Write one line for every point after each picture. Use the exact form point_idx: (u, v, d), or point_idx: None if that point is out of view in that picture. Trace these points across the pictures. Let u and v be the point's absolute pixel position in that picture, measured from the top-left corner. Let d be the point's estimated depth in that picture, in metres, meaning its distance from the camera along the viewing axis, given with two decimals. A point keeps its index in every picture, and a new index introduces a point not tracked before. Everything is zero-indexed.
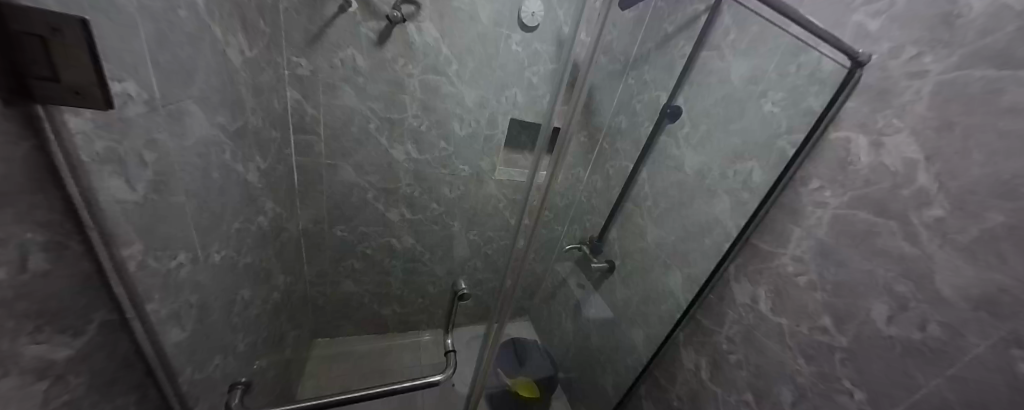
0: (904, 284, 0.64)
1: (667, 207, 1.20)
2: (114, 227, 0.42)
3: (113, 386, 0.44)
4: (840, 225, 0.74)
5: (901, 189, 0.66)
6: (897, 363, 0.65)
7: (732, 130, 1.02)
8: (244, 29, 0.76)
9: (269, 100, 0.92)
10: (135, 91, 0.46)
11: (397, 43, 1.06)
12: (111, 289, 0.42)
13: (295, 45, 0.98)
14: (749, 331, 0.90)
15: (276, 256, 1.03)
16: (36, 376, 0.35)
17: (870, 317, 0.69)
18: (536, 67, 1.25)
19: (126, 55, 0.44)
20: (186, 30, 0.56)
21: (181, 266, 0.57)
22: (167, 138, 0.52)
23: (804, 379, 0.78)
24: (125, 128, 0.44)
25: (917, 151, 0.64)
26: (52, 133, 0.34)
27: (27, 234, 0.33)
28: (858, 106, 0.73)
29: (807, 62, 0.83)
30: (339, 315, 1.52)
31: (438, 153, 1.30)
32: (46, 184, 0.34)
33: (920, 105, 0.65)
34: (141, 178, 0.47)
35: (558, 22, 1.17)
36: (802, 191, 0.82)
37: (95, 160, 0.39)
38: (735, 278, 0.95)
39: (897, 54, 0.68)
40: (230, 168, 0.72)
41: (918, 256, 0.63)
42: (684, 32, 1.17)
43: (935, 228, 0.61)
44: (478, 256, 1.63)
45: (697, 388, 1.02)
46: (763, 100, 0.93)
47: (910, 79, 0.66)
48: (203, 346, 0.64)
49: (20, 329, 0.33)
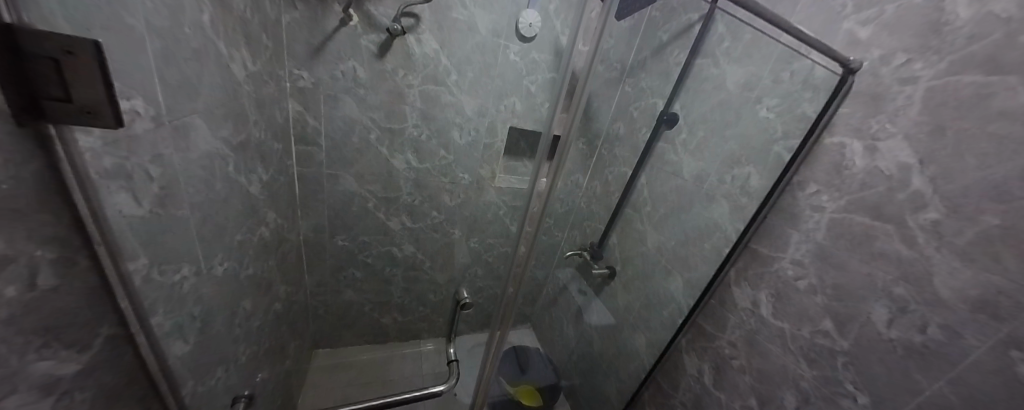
0: (903, 287, 0.65)
1: (666, 212, 1.21)
2: (121, 242, 0.42)
3: (119, 400, 0.44)
4: (838, 228, 0.75)
5: (897, 193, 0.67)
6: (899, 367, 0.65)
7: (728, 136, 1.03)
8: (247, 43, 0.78)
9: (271, 112, 0.93)
10: (142, 108, 0.47)
11: (397, 55, 1.08)
12: (118, 304, 0.42)
13: (297, 58, 1.00)
14: (751, 336, 0.90)
15: (278, 266, 1.03)
16: (43, 392, 0.35)
17: (871, 321, 0.69)
18: (534, 76, 1.27)
19: (134, 73, 0.45)
20: (192, 46, 0.57)
21: (185, 278, 0.57)
22: (173, 152, 0.53)
23: (807, 383, 0.78)
24: (132, 144, 0.45)
25: (910, 155, 0.65)
26: (62, 151, 0.35)
27: (36, 251, 0.33)
28: (852, 112, 0.75)
29: (799, 69, 0.85)
30: (339, 324, 1.51)
31: (438, 161, 1.30)
32: (55, 201, 0.35)
33: (911, 110, 0.66)
34: (146, 192, 0.47)
35: (556, 33, 1.20)
36: (800, 195, 0.83)
37: (103, 176, 0.40)
38: (736, 283, 0.95)
39: (887, 61, 0.70)
40: (233, 180, 0.73)
41: (915, 259, 0.63)
42: (679, 40, 1.19)
43: (931, 230, 0.62)
44: (478, 263, 1.63)
45: (701, 394, 1.01)
46: (758, 106, 0.95)
47: (901, 85, 0.68)
48: (205, 358, 0.63)
49: (28, 345, 0.33)
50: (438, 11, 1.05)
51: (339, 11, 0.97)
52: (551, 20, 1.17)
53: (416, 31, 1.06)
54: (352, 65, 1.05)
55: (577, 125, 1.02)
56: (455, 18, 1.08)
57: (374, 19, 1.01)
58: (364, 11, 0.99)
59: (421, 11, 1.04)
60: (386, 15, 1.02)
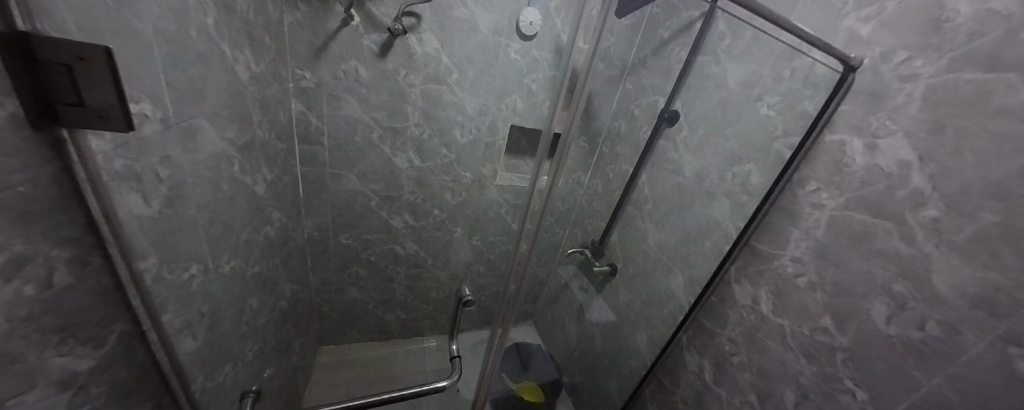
0: (903, 284, 0.65)
1: (667, 210, 1.21)
2: (133, 242, 0.43)
3: (133, 395, 0.45)
4: (838, 226, 0.75)
5: (896, 191, 0.67)
6: (899, 363, 0.66)
7: (729, 133, 1.03)
8: (251, 45, 0.78)
9: (274, 113, 0.94)
10: (150, 111, 0.48)
11: (398, 55, 1.08)
12: (130, 302, 0.44)
13: (300, 58, 1.00)
14: (751, 333, 0.91)
15: (283, 265, 1.04)
16: (60, 388, 0.37)
17: (870, 317, 0.69)
18: (535, 75, 1.27)
19: (142, 76, 0.46)
20: (197, 49, 0.58)
21: (193, 277, 0.58)
22: (181, 154, 0.54)
23: (807, 379, 0.79)
24: (141, 147, 0.46)
25: (910, 153, 0.65)
26: (75, 155, 0.36)
27: (52, 251, 0.35)
28: (852, 109, 0.75)
29: (800, 67, 0.85)
30: (343, 322, 1.53)
31: (440, 160, 1.31)
32: (70, 203, 0.36)
33: (912, 107, 0.66)
34: (156, 193, 0.49)
35: (557, 32, 1.20)
36: (800, 193, 0.83)
37: (114, 178, 0.41)
38: (737, 280, 0.95)
39: (888, 58, 0.70)
40: (239, 180, 0.74)
41: (915, 256, 0.64)
42: (680, 38, 1.19)
43: (930, 228, 0.62)
44: (480, 261, 1.64)
45: (701, 390, 1.02)
46: (759, 104, 0.95)
47: (902, 82, 0.68)
48: (215, 355, 0.65)
49: (46, 342, 0.35)
50: (439, 11, 1.06)
51: (341, 12, 0.98)
52: (551, 19, 1.17)
53: (417, 30, 1.07)
54: (354, 65, 1.06)
55: (575, 124, 1.03)
56: (456, 17, 1.08)
57: (375, 19, 1.02)
58: (365, 11, 1.00)
59: (422, 11, 1.04)
60: (387, 15, 1.02)
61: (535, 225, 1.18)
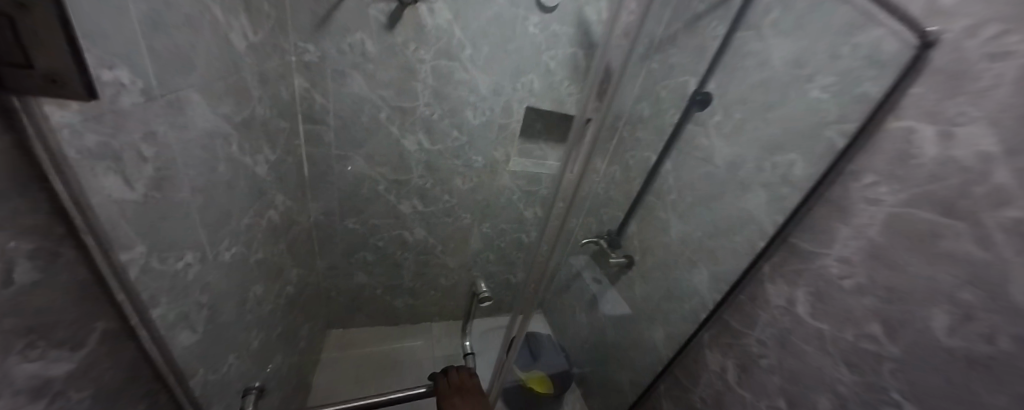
0: (973, 291, 0.56)
1: (693, 201, 1.13)
2: (112, 230, 0.38)
3: (121, 397, 0.41)
4: (896, 225, 0.66)
5: (974, 186, 0.57)
6: (960, 379, 0.58)
7: (770, 118, 0.93)
8: (247, 11, 0.71)
9: (276, 88, 0.87)
10: (128, 80, 0.41)
11: (405, 25, 0.99)
12: (114, 297, 0.39)
13: (302, 29, 0.92)
14: (783, 335, 0.85)
15: (288, 250, 1.00)
16: (34, 395, 0.33)
17: (928, 327, 0.62)
18: (554, 51, 1.17)
19: (118, 38, 0.39)
20: (184, 11, 0.51)
21: (189, 266, 0.54)
22: (169, 131, 0.48)
23: (846, 388, 0.73)
24: (119, 122, 0.40)
25: (993, 145, 0.55)
26: (34, 127, 0.30)
27: (11, 243, 0.29)
28: (924, 92, 0.64)
29: (863, 42, 0.75)
30: (352, 307, 1.51)
31: (451, 143, 1.23)
32: (31, 185, 0.30)
33: (999, 92, 0.55)
34: (140, 175, 0.43)
35: (581, 3, 1.09)
36: (853, 186, 0.74)
37: (86, 156, 0.35)
38: (770, 278, 0.88)
39: (974, 33, 0.59)
40: (238, 161, 0.68)
41: (991, 262, 0.54)
42: (718, 11, 1.07)
43: (1015, 230, 0.52)
44: (489, 249, 1.59)
45: (722, 391, 0.97)
46: (810, 85, 0.85)
47: (990, 61, 0.56)
48: (216, 346, 0.62)
49: (9, 348, 0.30)
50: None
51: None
52: None
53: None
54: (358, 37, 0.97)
55: (609, 106, 0.94)
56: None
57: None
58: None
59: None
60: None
61: (564, 215, 1.12)
